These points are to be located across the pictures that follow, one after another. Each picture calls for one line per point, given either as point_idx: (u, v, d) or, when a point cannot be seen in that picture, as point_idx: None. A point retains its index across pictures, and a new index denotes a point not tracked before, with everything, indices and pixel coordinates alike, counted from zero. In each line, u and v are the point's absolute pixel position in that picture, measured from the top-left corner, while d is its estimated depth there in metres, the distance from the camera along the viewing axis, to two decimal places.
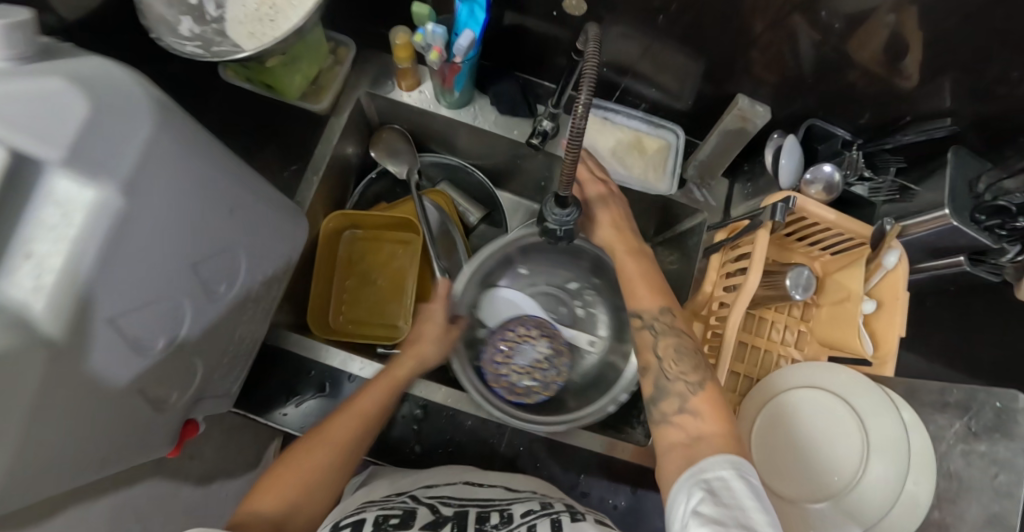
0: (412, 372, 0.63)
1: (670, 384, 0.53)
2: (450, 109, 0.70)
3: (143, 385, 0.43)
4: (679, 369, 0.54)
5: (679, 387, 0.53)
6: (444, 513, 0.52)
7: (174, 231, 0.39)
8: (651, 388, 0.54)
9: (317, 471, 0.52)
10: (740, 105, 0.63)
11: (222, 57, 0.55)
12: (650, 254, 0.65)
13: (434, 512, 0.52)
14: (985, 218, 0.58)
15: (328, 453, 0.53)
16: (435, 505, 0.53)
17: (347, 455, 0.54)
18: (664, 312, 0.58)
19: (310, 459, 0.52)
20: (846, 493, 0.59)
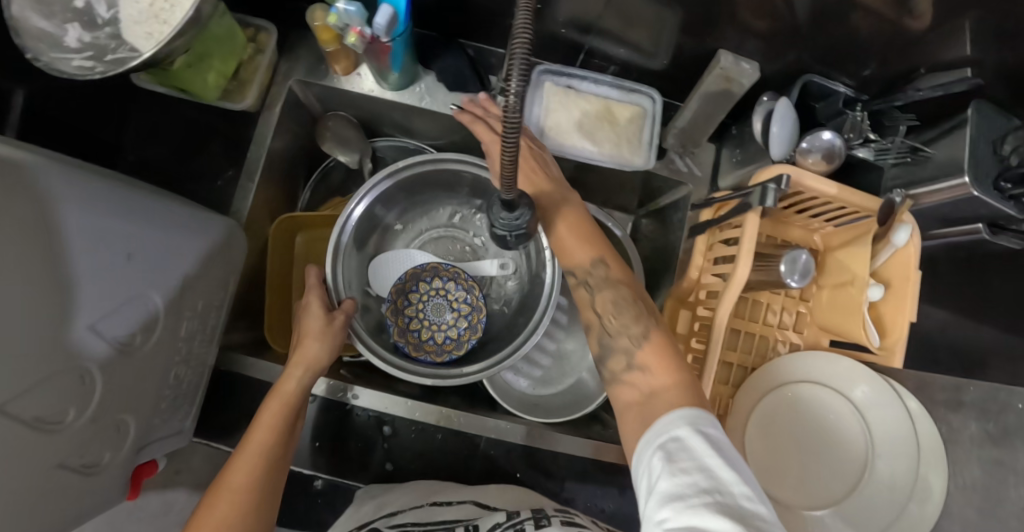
0: (304, 382, 0.51)
1: (614, 342, 0.44)
2: (394, 92, 0.62)
3: (60, 459, 0.40)
4: (620, 322, 0.45)
5: (623, 343, 0.44)
6: None
7: (52, 295, 0.35)
8: (596, 349, 0.45)
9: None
10: (723, 64, 0.52)
11: (109, 70, 0.49)
12: (580, 202, 0.54)
13: None
14: (1011, 187, 0.50)
15: (241, 507, 0.41)
16: None
17: (260, 497, 0.42)
18: (598, 265, 0.48)
19: (210, 517, 0.40)
20: (850, 497, 0.54)
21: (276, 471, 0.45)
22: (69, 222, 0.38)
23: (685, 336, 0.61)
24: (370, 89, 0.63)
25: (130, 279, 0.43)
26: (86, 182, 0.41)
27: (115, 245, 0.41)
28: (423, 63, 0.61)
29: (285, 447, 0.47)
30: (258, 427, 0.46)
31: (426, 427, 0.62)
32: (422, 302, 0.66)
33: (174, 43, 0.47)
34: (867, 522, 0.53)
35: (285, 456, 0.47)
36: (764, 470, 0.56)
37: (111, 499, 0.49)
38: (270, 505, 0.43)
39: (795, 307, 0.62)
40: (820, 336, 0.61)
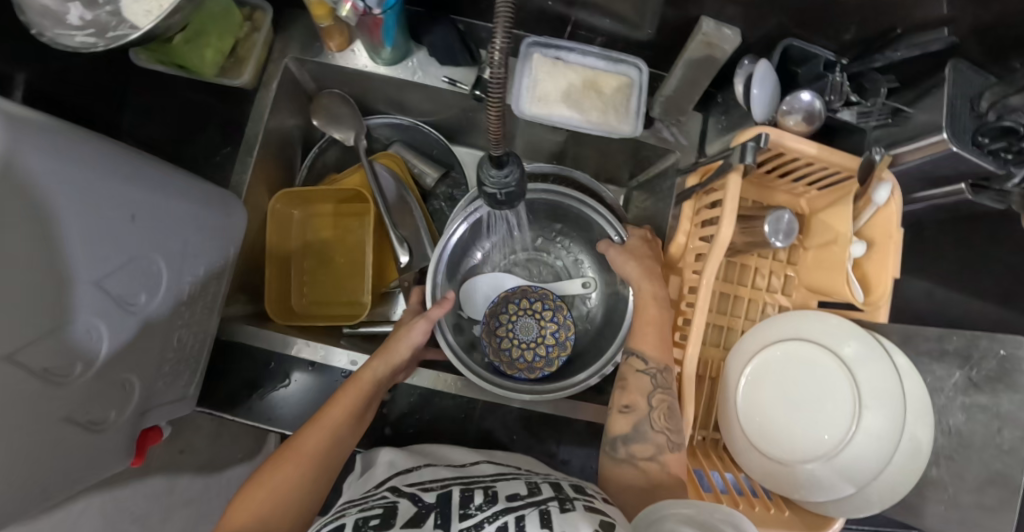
0: (384, 374, 0.58)
1: (651, 434, 0.52)
2: (387, 67, 0.64)
3: (65, 414, 0.41)
4: (666, 424, 0.52)
5: (658, 439, 0.52)
6: (426, 501, 0.45)
7: (60, 252, 0.37)
8: (626, 428, 0.53)
9: (289, 490, 0.48)
10: (705, 30, 0.53)
11: (111, 43, 0.51)
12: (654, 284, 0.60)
13: (416, 502, 0.45)
14: (989, 141, 0.51)
15: (304, 471, 0.49)
16: (416, 495, 0.46)
17: (321, 467, 0.50)
18: (668, 369, 0.54)
19: (280, 474, 0.48)
20: (840, 451, 0.53)
21: (340, 448, 0.52)
22: (88, 181, 0.39)
23: (675, 300, 0.62)
24: (364, 64, 0.64)
25: (132, 240, 0.44)
26: (94, 143, 0.42)
27: (119, 207, 0.43)
28: (414, 39, 0.63)
29: (356, 428, 0.55)
30: (337, 403, 0.54)
31: (428, 394, 0.63)
32: (512, 322, 0.71)
33: (172, 19, 0.49)
34: (857, 474, 0.52)
35: (353, 435, 0.54)
36: (753, 425, 0.56)
37: (116, 461, 0.50)
38: (328, 476, 0.51)
39: (782, 271, 0.64)
40: (808, 298, 0.63)
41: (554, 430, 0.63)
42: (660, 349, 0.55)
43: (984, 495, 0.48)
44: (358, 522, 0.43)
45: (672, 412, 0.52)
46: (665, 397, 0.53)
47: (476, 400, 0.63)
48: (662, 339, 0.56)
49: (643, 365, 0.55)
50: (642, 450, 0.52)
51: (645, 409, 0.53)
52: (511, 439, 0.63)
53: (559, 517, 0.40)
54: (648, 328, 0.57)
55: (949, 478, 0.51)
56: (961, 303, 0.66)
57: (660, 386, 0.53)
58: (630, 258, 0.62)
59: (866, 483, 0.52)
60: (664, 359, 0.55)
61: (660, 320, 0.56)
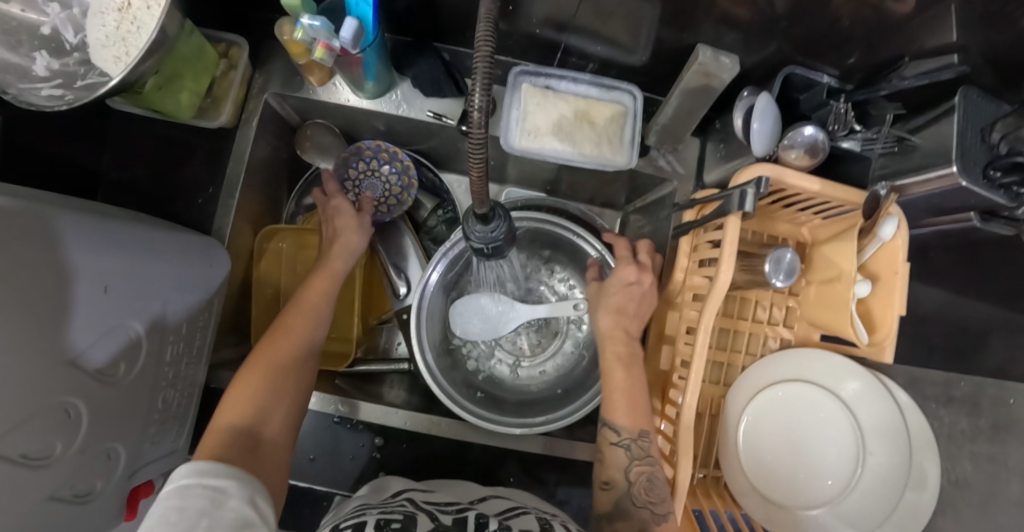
0: (348, 261, 0.62)
1: (635, 511, 0.49)
2: (370, 100, 0.61)
3: (49, 492, 0.40)
4: (647, 496, 0.49)
5: (645, 516, 0.49)
6: (444, 521, 0.45)
7: (30, 337, 0.36)
8: (609, 505, 0.51)
9: (269, 389, 0.48)
10: (702, 58, 0.51)
11: (74, 101, 0.48)
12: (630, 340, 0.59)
13: (434, 519, 0.45)
14: (1001, 175, 0.49)
15: (280, 369, 0.50)
16: (434, 513, 0.46)
17: (294, 359, 0.51)
18: (643, 435, 0.52)
19: (252, 379, 0.48)
20: (844, 497, 0.52)
21: (306, 340, 0.53)
22: (57, 258, 0.38)
23: (674, 337, 0.60)
24: (346, 98, 0.62)
25: (108, 311, 0.43)
26: (59, 215, 0.39)
27: (90, 278, 0.41)
28: (398, 70, 0.60)
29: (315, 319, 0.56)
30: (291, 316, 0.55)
31: (419, 436, 0.62)
32: (359, 180, 0.70)
33: (139, 67, 0.47)
34: (861, 520, 0.52)
35: (314, 328, 0.55)
36: (760, 473, 0.54)
37: (107, 523, 0.50)
38: (303, 369, 0.51)
39: (784, 302, 0.62)
40: (810, 331, 0.60)
41: (553, 469, 0.62)
42: (633, 416, 0.53)
43: None
44: (380, 522, 0.42)
45: (651, 484, 0.50)
46: (643, 468, 0.51)
47: (470, 442, 0.62)
48: (637, 407, 0.54)
49: (617, 437, 0.53)
50: (627, 527, 0.49)
51: (624, 484, 0.51)
52: (509, 479, 0.62)
53: None
54: (618, 395, 0.55)
55: None
56: None
57: (637, 458, 0.52)
58: (604, 309, 0.61)
59: (872, 529, 0.52)
60: (637, 427, 0.53)
61: (630, 384, 0.55)
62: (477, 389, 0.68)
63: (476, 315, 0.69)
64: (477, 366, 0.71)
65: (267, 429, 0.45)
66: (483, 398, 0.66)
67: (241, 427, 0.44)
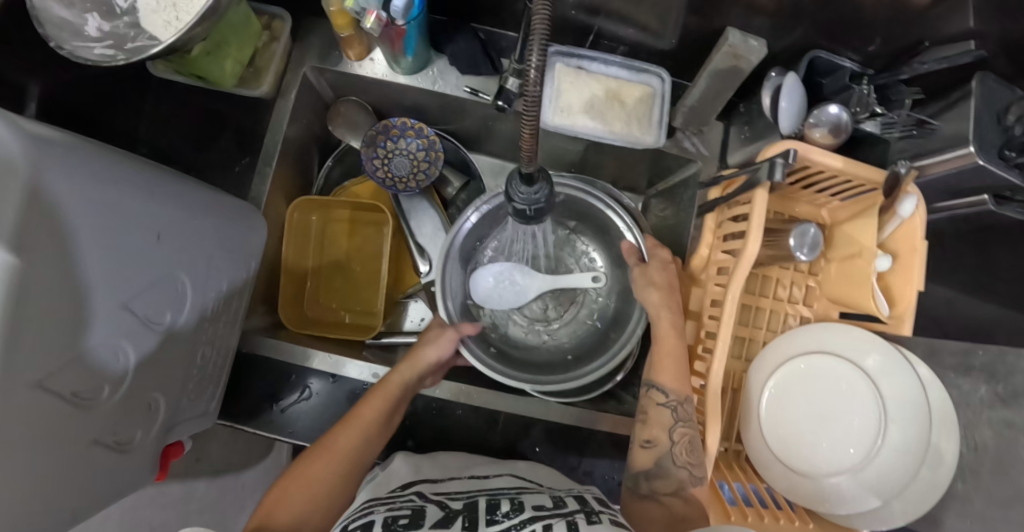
0: (412, 376, 0.59)
1: (675, 470, 0.52)
2: (407, 77, 0.63)
3: (93, 436, 0.41)
4: (688, 458, 0.52)
5: (682, 475, 0.51)
6: (454, 508, 0.46)
7: (88, 275, 0.36)
8: (651, 463, 0.54)
9: (322, 486, 0.49)
10: (731, 41, 0.52)
11: (130, 56, 0.50)
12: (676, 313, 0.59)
13: (443, 508, 0.46)
14: (1015, 155, 0.52)
15: (333, 470, 0.50)
16: (443, 502, 0.48)
17: (349, 467, 0.51)
18: (688, 400, 0.54)
19: (287, 496, 0.47)
20: (866, 465, 0.53)
21: (365, 455, 0.53)
22: (114, 202, 0.39)
23: (698, 312, 0.62)
24: (382, 73, 0.63)
25: (158, 259, 0.44)
26: (114, 162, 0.40)
27: (144, 226, 0.42)
28: (435, 47, 0.62)
29: (383, 433, 0.55)
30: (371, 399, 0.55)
31: (446, 404, 0.64)
32: (387, 158, 0.69)
33: (193, 30, 0.48)
34: (882, 487, 0.53)
35: (377, 442, 0.54)
36: (777, 439, 0.57)
37: (142, 478, 0.50)
38: (354, 477, 0.51)
39: (804, 281, 0.64)
40: (830, 309, 0.62)
41: (577, 442, 0.63)
42: (678, 381, 0.55)
43: (1010, 513, 0.47)
44: (387, 519, 0.43)
45: (693, 445, 0.52)
46: (687, 430, 0.53)
47: (497, 412, 0.63)
48: (680, 372, 0.55)
49: (664, 398, 0.55)
50: (666, 485, 0.52)
51: (667, 444, 0.53)
52: (534, 450, 0.63)
53: (586, 527, 0.41)
54: (667, 358, 0.57)
55: (977, 492, 0.51)
56: None
57: (682, 420, 0.53)
58: (647, 285, 0.61)
59: (893, 494, 0.52)
60: (683, 390, 0.54)
61: (678, 351, 0.57)
62: (489, 344, 0.67)
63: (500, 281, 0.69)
64: (491, 323, 0.71)
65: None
66: (496, 354, 0.66)
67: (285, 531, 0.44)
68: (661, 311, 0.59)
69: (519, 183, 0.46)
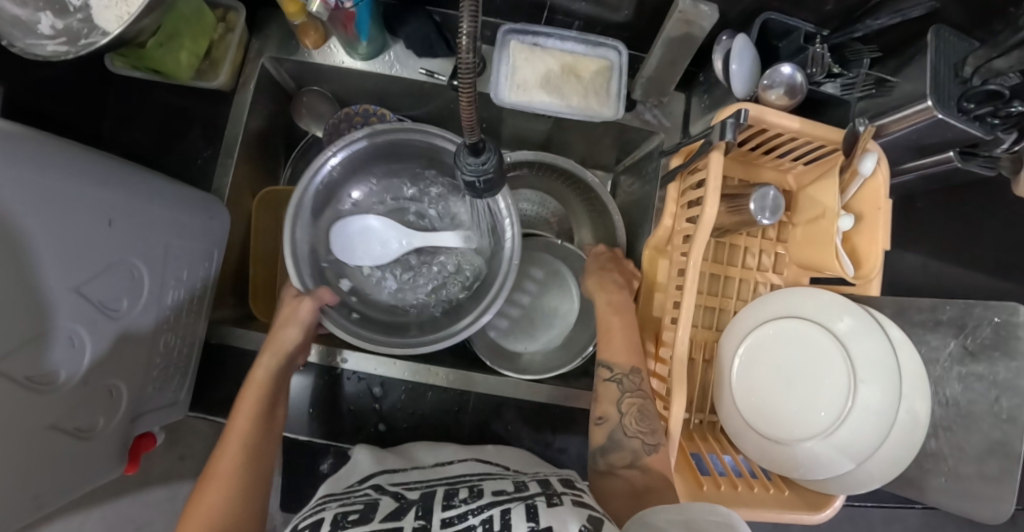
0: (276, 365, 0.57)
1: (626, 440, 0.52)
2: (365, 62, 0.64)
3: (52, 421, 0.41)
4: (637, 426, 0.52)
5: (635, 444, 0.52)
6: (409, 498, 0.46)
7: (33, 258, 0.37)
8: (604, 439, 0.54)
9: (219, 506, 0.46)
10: (681, 7, 0.52)
11: (80, 50, 0.49)
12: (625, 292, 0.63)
13: (398, 499, 0.46)
14: (974, 106, 0.50)
15: (226, 485, 0.48)
16: (399, 493, 0.47)
17: (241, 474, 0.49)
18: (634, 371, 0.56)
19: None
20: (838, 428, 0.52)
21: (258, 458, 0.51)
22: (64, 187, 0.39)
23: (665, 284, 0.62)
24: (342, 61, 0.64)
25: (111, 244, 0.44)
26: (65, 148, 0.41)
27: (95, 212, 0.42)
28: (390, 31, 0.62)
29: (266, 428, 0.53)
30: (242, 405, 0.54)
31: (416, 385, 0.64)
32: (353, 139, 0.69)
33: (141, 22, 0.48)
34: (856, 450, 0.51)
35: (267, 439, 0.53)
36: (748, 407, 0.56)
37: (108, 470, 0.50)
38: (254, 482, 0.49)
39: (772, 249, 0.64)
40: (800, 275, 0.62)
41: (551, 418, 0.65)
42: (627, 355, 0.58)
43: (985, 466, 0.47)
44: (337, 516, 0.43)
45: (642, 413, 0.53)
46: (635, 401, 0.55)
47: (469, 392, 0.64)
48: (629, 346, 0.58)
49: (610, 373, 0.57)
50: (622, 458, 0.51)
51: (616, 417, 0.54)
52: (506, 427, 0.64)
53: (545, 510, 0.41)
54: (615, 336, 0.59)
55: (949, 449, 0.51)
56: (955, 275, 0.66)
57: (627, 391, 0.55)
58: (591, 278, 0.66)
59: (867, 457, 0.51)
60: (629, 363, 0.56)
61: (624, 326, 0.60)
62: (352, 310, 0.67)
63: (360, 240, 0.66)
64: (350, 286, 0.69)
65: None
66: (358, 320, 0.65)
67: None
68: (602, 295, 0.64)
69: (461, 149, 0.46)
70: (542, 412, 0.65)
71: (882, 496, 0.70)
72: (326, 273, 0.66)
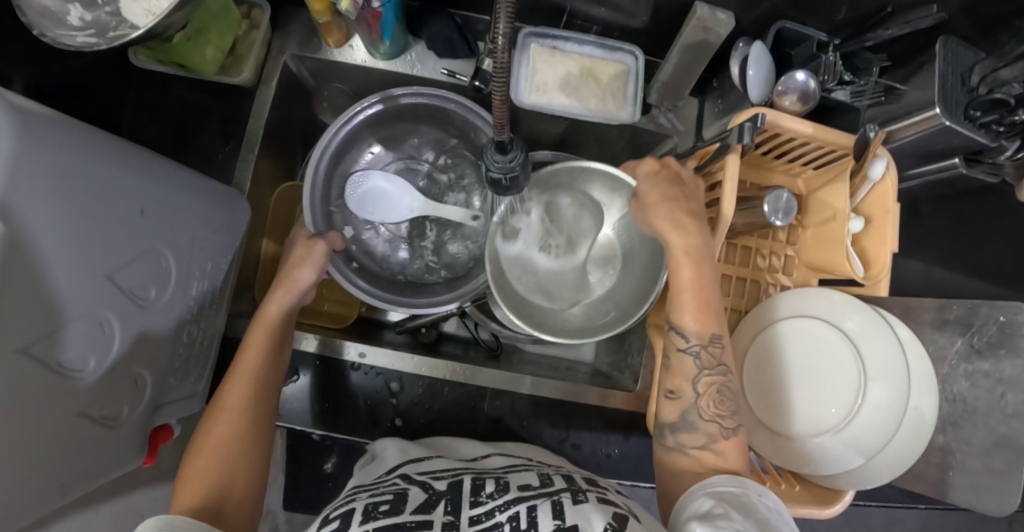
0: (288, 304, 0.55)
1: (701, 422, 0.48)
2: (386, 61, 0.65)
3: (81, 409, 0.41)
4: (716, 410, 0.48)
5: (711, 427, 0.48)
6: (437, 488, 0.46)
7: (75, 245, 0.37)
8: (674, 415, 0.49)
9: (229, 444, 0.47)
10: (700, 13, 0.54)
11: (111, 42, 0.49)
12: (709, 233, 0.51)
13: (427, 489, 0.46)
14: (980, 114, 0.51)
15: (234, 424, 0.48)
16: (427, 483, 0.47)
17: (252, 417, 0.49)
18: (714, 341, 0.49)
19: (201, 464, 0.46)
20: (847, 423, 0.53)
21: (266, 399, 0.51)
22: (103, 177, 0.40)
23: None
24: (362, 59, 0.65)
25: (141, 232, 0.45)
26: (104, 138, 0.42)
27: (129, 201, 0.43)
28: (412, 32, 0.64)
29: (275, 366, 0.53)
30: (253, 340, 0.52)
31: (435, 381, 0.65)
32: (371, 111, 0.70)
33: (174, 16, 0.49)
34: (865, 445, 0.53)
35: (274, 378, 0.52)
36: (759, 400, 0.57)
37: (129, 459, 0.51)
38: (262, 420, 0.50)
39: (782, 251, 0.65)
40: (809, 277, 0.64)
41: (565, 414, 0.66)
42: (701, 322, 0.49)
43: (992, 459, 0.49)
44: (368, 506, 0.43)
45: (721, 395, 0.49)
46: (714, 379, 0.49)
47: (484, 387, 0.65)
48: (708, 310, 0.50)
49: (685, 343, 0.50)
50: (693, 439, 0.48)
51: (692, 395, 0.49)
52: (521, 422, 0.65)
53: (572, 506, 0.42)
54: (685, 296, 0.50)
55: (957, 444, 0.52)
56: (957, 280, 0.68)
57: (706, 368, 0.49)
58: (649, 208, 0.53)
59: (875, 453, 0.53)
60: (706, 331, 0.49)
61: (698, 284, 0.49)
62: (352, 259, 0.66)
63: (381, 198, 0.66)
64: (354, 234, 0.69)
65: (231, 498, 0.45)
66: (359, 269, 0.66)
67: (206, 499, 0.44)
68: (671, 236, 0.50)
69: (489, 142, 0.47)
70: (557, 409, 0.66)
71: (886, 495, 0.71)
72: (334, 217, 0.66)
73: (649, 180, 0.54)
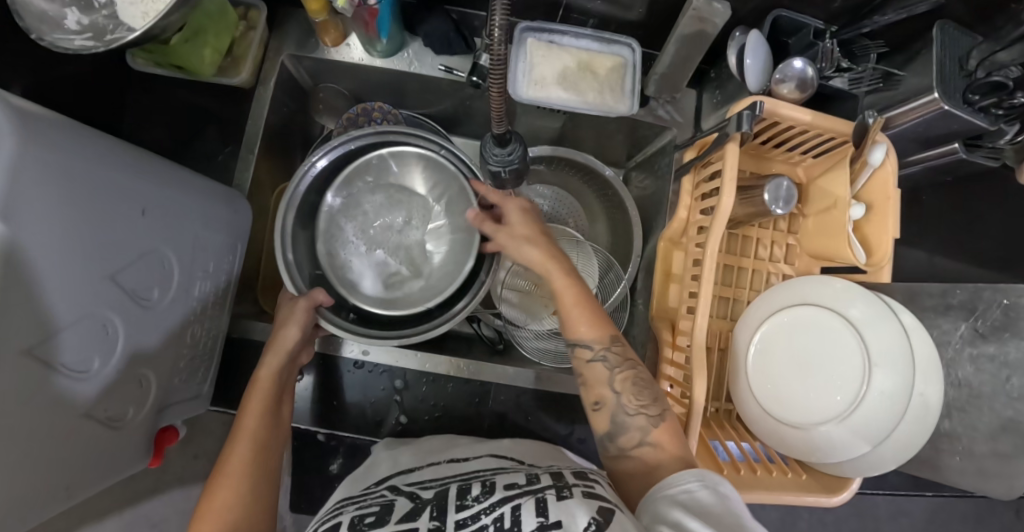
0: (282, 365, 0.57)
1: (630, 419, 0.47)
2: (384, 59, 0.65)
3: (86, 410, 0.41)
4: (639, 401, 0.48)
5: (640, 420, 0.47)
6: (423, 498, 0.46)
7: (77, 245, 0.37)
8: (606, 424, 0.48)
9: (237, 497, 0.45)
10: (695, 5, 0.54)
11: (110, 45, 0.49)
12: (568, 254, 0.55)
13: (413, 499, 0.46)
14: (979, 97, 0.51)
15: (235, 487, 0.46)
16: (414, 493, 0.47)
17: (252, 474, 0.47)
18: (616, 341, 0.50)
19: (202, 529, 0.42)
20: (853, 412, 0.53)
21: (266, 455, 0.50)
22: (104, 176, 0.40)
23: (681, 274, 0.63)
24: (359, 58, 0.65)
25: (144, 233, 0.45)
26: (102, 137, 0.42)
27: (131, 201, 0.43)
28: (409, 30, 0.64)
29: (272, 426, 0.53)
30: (250, 405, 0.53)
31: (438, 377, 0.65)
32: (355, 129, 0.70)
33: (170, 19, 0.49)
34: (872, 432, 0.52)
35: (276, 436, 0.52)
36: (765, 395, 0.56)
37: (135, 461, 0.51)
38: (264, 467, 0.49)
39: (783, 240, 0.65)
40: (811, 265, 0.64)
41: (569, 409, 0.66)
42: (599, 327, 0.51)
43: (998, 443, 0.49)
44: (354, 519, 0.44)
45: (638, 386, 0.49)
46: (627, 374, 0.49)
47: (488, 383, 0.65)
48: (594, 316, 0.51)
49: (591, 352, 0.50)
50: (629, 439, 0.47)
51: (613, 396, 0.49)
52: (526, 416, 0.66)
53: (555, 504, 0.40)
54: (576, 310, 0.51)
55: (962, 429, 0.52)
56: (959, 267, 0.68)
57: (616, 367, 0.49)
58: (526, 240, 0.56)
59: (884, 439, 0.52)
60: (605, 334, 0.50)
61: (583, 297, 0.52)
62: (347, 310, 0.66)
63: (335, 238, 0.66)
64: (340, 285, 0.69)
65: None
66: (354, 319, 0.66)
67: None
68: (547, 265, 0.54)
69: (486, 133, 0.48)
70: (560, 402, 0.66)
71: (891, 483, 0.71)
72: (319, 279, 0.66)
73: (521, 216, 0.58)
